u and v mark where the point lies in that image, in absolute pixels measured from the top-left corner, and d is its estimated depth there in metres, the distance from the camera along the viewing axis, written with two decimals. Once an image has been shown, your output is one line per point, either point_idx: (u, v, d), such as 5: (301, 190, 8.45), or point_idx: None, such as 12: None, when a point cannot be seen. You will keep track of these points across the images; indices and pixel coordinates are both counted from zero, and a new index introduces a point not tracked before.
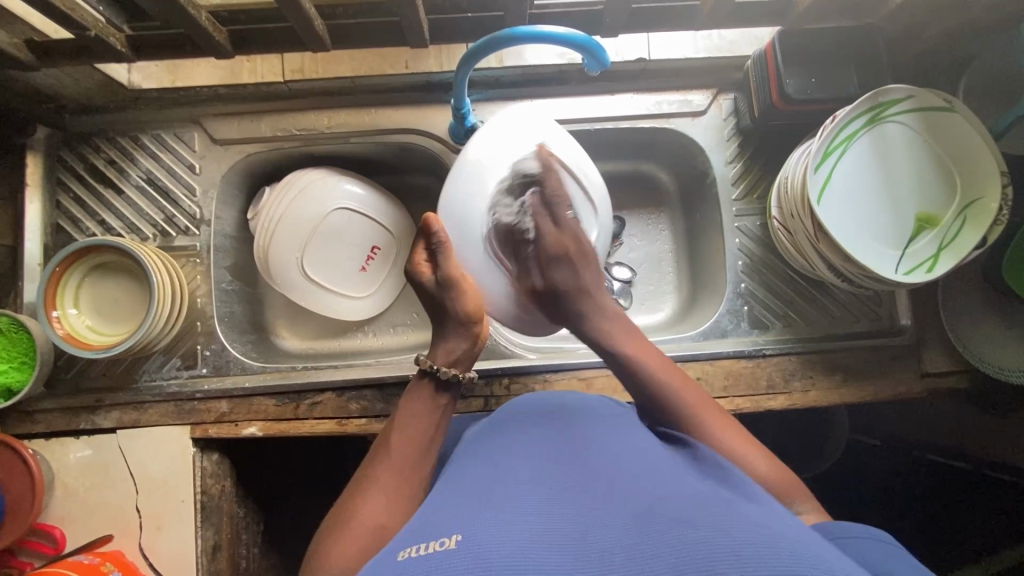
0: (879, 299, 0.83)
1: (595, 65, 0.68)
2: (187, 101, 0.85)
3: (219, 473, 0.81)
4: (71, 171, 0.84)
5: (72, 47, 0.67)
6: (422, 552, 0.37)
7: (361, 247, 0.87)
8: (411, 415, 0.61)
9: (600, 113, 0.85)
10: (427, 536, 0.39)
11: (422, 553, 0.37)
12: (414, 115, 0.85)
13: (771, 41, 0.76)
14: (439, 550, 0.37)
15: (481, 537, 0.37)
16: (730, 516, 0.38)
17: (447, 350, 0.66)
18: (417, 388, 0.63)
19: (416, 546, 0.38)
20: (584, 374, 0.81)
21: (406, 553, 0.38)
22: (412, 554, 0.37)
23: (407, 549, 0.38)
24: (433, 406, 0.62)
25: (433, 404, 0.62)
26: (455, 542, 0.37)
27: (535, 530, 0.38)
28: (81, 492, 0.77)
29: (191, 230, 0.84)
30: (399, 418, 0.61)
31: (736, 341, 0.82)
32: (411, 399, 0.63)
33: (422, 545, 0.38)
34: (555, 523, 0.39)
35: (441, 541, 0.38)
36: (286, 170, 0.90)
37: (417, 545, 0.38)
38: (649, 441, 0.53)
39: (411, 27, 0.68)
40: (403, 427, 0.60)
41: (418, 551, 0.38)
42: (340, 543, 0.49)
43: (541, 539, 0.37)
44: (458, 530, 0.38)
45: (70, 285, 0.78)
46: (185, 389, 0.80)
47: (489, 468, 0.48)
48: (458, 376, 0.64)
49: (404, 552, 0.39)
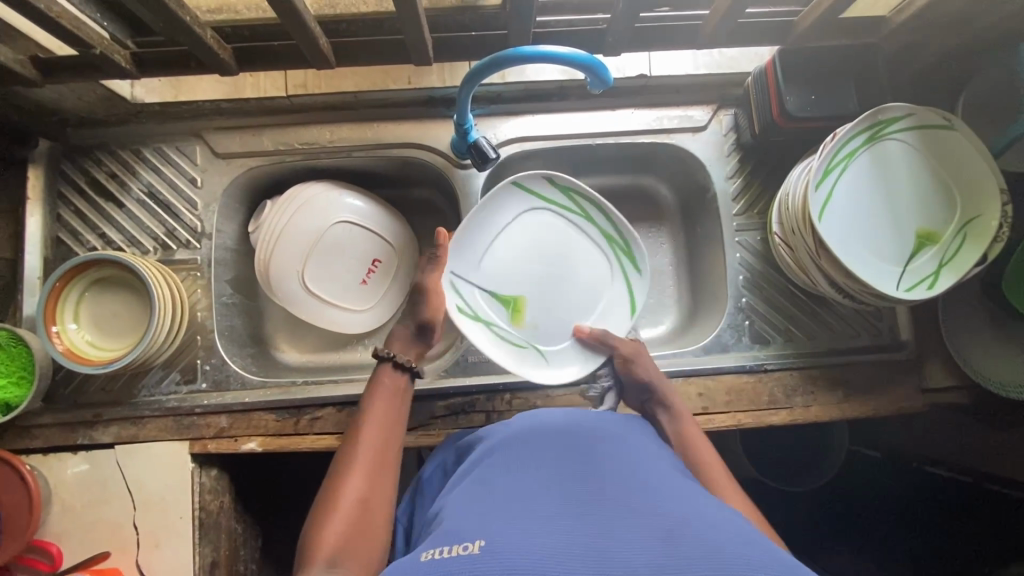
0: (880, 314, 0.84)
1: (597, 84, 0.68)
2: (189, 115, 0.85)
3: (217, 488, 0.81)
4: (72, 184, 0.84)
5: (76, 64, 0.67)
6: (445, 555, 0.39)
7: (362, 260, 0.87)
8: (377, 396, 0.67)
9: (600, 129, 0.86)
10: (449, 540, 0.41)
11: (446, 555, 0.39)
12: (417, 131, 0.85)
13: (770, 59, 0.77)
14: (462, 553, 0.39)
15: (502, 542, 0.39)
16: (738, 536, 0.39)
17: (402, 340, 0.73)
18: (380, 374, 0.69)
19: (437, 549, 0.40)
20: (586, 390, 0.80)
21: (431, 555, 0.40)
22: (435, 556, 0.39)
23: (430, 551, 0.40)
24: (397, 391, 0.68)
25: (397, 389, 0.68)
26: (478, 547, 0.39)
27: (555, 538, 0.39)
28: (79, 508, 0.77)
29: (192, 244, 0.84)
30: (365, 401, 0.66)
31: (737, 356, 0.82)
32: (375, 384, 0.68)
33: (445, 548, 0.40)
34: (573, 531, 0.40)
35: (464, 545, 0.39)
36: (287, 185, 0.90)
37: (441, 548, 0.40)
38: (675, 464, 0.55)
39: (414, 45, 0.68)
40: (371, 412, 0.65)
41: (442, 553, 0.39)
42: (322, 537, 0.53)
43: (559, 548, 0.38)
44: (481, 535, 0.40)
45: (70, 300, 0.78)
46: (184, 403, 0.80)
47: (512, 477, 0.49)
48: (414, 364, 0.70)
49: (427, 554, 0.40)
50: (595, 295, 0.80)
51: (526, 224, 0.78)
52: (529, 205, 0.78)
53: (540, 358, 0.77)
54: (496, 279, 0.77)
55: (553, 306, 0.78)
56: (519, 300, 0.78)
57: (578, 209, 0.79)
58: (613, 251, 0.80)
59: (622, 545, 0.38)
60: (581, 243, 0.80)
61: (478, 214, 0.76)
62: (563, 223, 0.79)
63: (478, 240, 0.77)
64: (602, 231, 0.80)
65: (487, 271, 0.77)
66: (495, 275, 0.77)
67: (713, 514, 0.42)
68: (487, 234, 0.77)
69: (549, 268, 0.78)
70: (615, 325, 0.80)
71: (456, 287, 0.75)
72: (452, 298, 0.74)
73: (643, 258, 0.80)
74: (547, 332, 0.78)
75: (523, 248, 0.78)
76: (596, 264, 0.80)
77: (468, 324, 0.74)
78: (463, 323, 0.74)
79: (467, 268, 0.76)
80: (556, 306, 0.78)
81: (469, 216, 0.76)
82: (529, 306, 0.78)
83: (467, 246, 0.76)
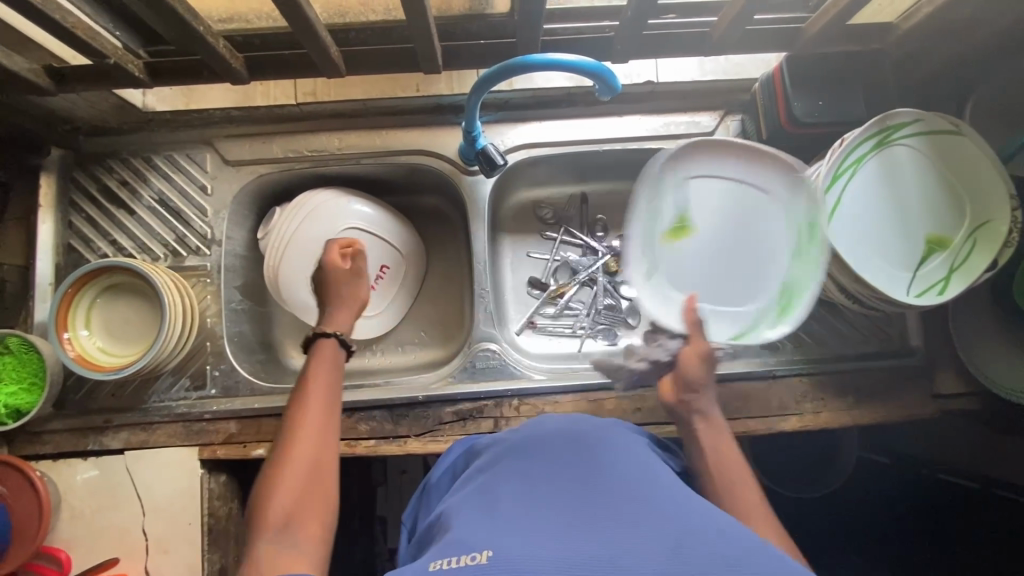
0: (889, 320, 0.83)
1: (606, 91, 0.68)
2: (200, 123, 0.86)
3: (226, 495, 0.81)
4: (84, 191, 0.85)
5: (90, 74, 0.68)
6: (454, 565, 0.39)
7: (370, 267, 0.88)
8: (318, 363, 0.66)
9: (606, 135, 0.86)
10: (457, 550, 0.41)
11: (454, 566, 0.39)
12: (425, 138, 0.86)
13: (778, 65, 0.77)
14: (471, 564, 0.38)
15: (511, 554, 0.39)
16: (751, 548, 0.39)
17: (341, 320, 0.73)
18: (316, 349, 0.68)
19: (445, 559, 0.40)
20: (594, 396, 0.80)
21: (438, 565, 0.39)
22: (444, 566, 0.39)
23: (438, 561, 0.40)
24: (336, 358, 0.68)
25: (335, 356, 0.68)
26: (487, 557, 0.39)
27: (563, 547, 0.39)
28: (89, 514, 0.77)
29: (202, 250, 0.84)
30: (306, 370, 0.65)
31: (746, 362, 0.82)
32: (313, 353, 0.67)
33: (453, 557, 0.40)
34: (582, 542, 0.40)
35: (473, 556, 0.39)
36: (295, 192, 0.91)
37: (448, 558, 0.40)
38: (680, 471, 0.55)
39: (425, 54, 0.69)
40: (313, 379, 0.64)
41: (450, 563, 0.39)
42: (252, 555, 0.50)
43: (568, 559, 0.38)
44: (489, 546, 0.40)
45: (82, 307, 0.78)
46: (194, 410, 0.80)
47: (522, 486, 0.49)
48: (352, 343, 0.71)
49: (434, 563, 0.40)
50: (749, 278, 0.74)
51: (784, 187, 0.75)
52: (778, 185, 0.75)
53: (643, 273, 0.75)
54: (700, 210, 0.75)
55: (704, 270, 0.75)
56: (688, 226, 0.75)
57: (810, 240, 0.73)
58: (774, 297, 0.73)
59: (632, 559, 0.38)
60: (775, 224, 0.75)
61: (780, 188, 0.75)
62: (795, 205, 0.74)
63: (732, 195, 0.75)
64: (796, 263, 0.73)
65: (685, 206, 0.75)
66: (710, 213, 0.75)
67: (727, 526, 0.42)
68: (726, 175, 0.75)
69: (750, 235, 0.75)
70: (714, 329, 0.74)
71: (679, 203, 0.75)
72: (674, 197, 0.75)
73: (792, 324, 0.72)
74: (671, 262, 0.75)
75: (759, 214, 0.75)
76: (774, 243, 0.75)
77: (641, 228, 0.75)
78: (636, 232, 0.75)
79: (705, 197, 0.75)
80: (707, 269, 0.75)
81: (728, 151, 0.75)
82: (692, 237, 0.75)
83: (720, 171, 0.75)
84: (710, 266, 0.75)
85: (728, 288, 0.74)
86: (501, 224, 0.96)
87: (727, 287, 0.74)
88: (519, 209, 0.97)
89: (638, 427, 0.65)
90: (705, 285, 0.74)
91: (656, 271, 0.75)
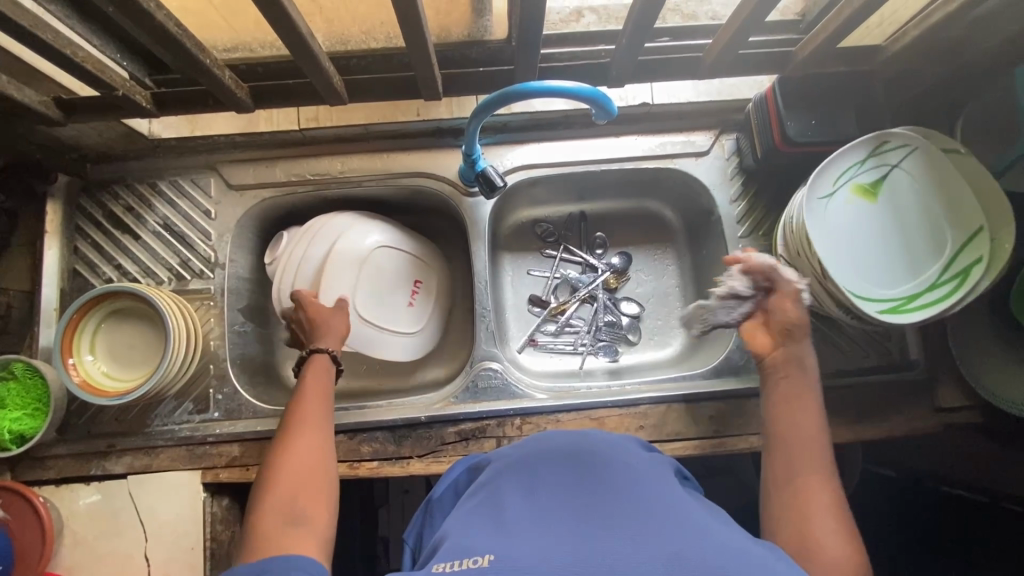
0: (888, 335, 0.84)
1: (602, 115, 0.69)
2: (206, 148, 0.87)
3: (229, 519, 0.81)
4: (90, 217, 0.86)
5: (98, 105, 0.69)
6: (456, 568, 0.40)
7: (406, 282, 0.89)
8: (313, 380, 0.72)
9: (603, 156, 0.87)
10: (460, 554, 0.42)
11: (455, 568, 0.40)
12: (426, 160, 0.87)
13: (770, 87, 0.78)
14: (472, 567, 0.40)
15: (511, 558, 0.40)
16: (751, 567, 0.39)
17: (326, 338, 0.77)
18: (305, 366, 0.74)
19: (448, 562, 0.41)
20: (597, 414, 0.80)
21: (441, 568, 0.41)
22: (447, 568, 0.41)
23: (441, 564, 0.42)
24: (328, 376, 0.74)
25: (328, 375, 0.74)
26: (488, 561, 0.40)
27: (562, 552, 0.41)
28: (90, 540, 0.76)
29: (206, 273, 0.85)
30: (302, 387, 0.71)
31: (747, 379, 0.82)
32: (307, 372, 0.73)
33: (455, 561, 0.41)
34: (581, 553, 0.41)
35: (475, 559, 0.41)
36: (298, 215, 0.92)
37: (451, 561, 0.42)
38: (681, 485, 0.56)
39: (426, 82, 0.71)
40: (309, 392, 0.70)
41: (452, 566, 0.41)
42: (263, 531, 0.54)
43: (566, 566, 0.39)
44: (490, 551, 0.42)
45: (86, 332, 0.79)
46: (197, 433, 0.80)
47: (524, 495, 0.50)
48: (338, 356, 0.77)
49: (437, 566, 0.42)
50: (881, 264, 0.73)
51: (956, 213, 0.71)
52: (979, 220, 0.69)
53: (822, 196, 0.74)
54: (899, 188, 0.74)
55: (855, 238, 0.74)
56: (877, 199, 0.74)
57: (958, 275, 0.69)
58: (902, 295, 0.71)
59: (628, 565, 0.39)
60: (933, 238, 0.72)
61: (957, 195, 0.71)
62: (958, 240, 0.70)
63: (954, 204, 0.71)
64: (931, 284, 0.71)
65: (905, 196, 0.73)
66: (902, 199, 0.74)
67: (729, 543, 0.42)
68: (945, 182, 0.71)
69: (935, 242, 0.72)
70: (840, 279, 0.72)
71: (863, 159, 0.74)
72: (888, 163, 0.73)
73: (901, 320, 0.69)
74: (843, 207, 0.74)
75: (930, 227, 0.73)
76: (924, 251, 0.72)
77: (841, 165, 0.74)
78: (840, 170, 0.74)
79: (910, 183, 0.73)
80: (852, 234, 0.74)
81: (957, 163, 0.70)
82: (872, 205, 0.74)
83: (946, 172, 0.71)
84: (852, 237, 0.74)
85: (867, 266, 0.73)
86: (501, 244, 0.97)
87: (863, 261, 0.73)
88: (518, 228, 0.98)
89: (639, 440, 0.66)
90: (845, 243, 0.74)
91: (829, 201, 0.74)
